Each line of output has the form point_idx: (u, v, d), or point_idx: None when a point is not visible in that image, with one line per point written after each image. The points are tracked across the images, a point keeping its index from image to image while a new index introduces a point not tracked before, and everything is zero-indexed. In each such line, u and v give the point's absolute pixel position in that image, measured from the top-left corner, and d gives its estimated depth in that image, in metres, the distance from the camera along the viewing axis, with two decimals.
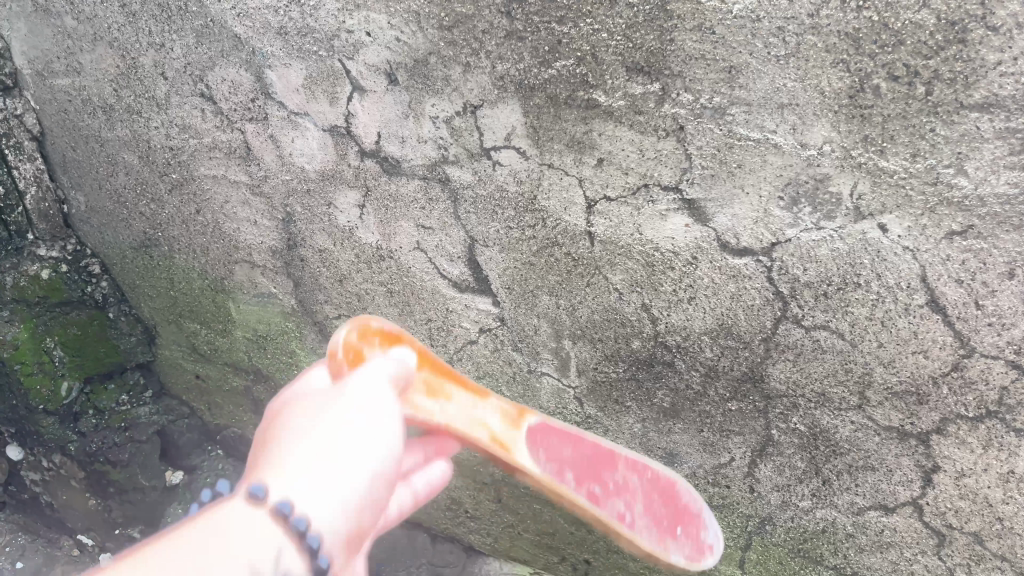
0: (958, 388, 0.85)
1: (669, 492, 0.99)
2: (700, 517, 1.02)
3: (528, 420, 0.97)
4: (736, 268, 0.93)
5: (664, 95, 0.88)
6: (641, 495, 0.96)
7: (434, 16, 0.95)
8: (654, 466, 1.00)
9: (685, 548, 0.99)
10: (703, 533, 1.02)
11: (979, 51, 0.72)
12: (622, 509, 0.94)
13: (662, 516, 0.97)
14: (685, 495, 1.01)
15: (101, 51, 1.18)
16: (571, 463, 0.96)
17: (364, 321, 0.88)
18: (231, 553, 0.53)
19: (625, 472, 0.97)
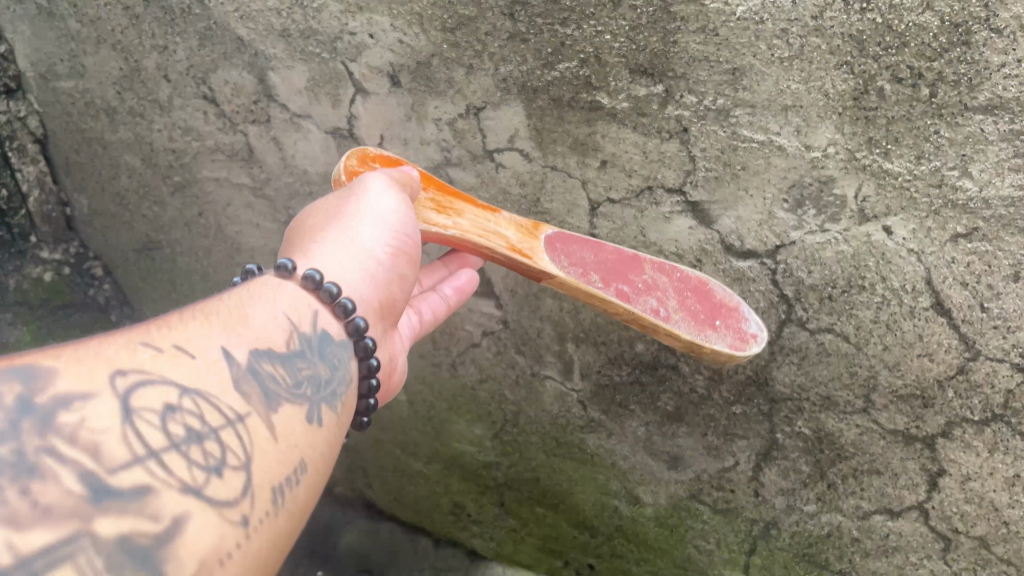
0: (963, 391, 0.85)
1: (700, 291, 0.90)
2: (740, 312, 0.89)
3: (543, 230, 0.92)
4: (740, 271, 0.92)
5: (667, 96, 0.88)
6: (669, 293, 0.90)
7: (437, 17, 0.95)
8: (682, 264, 0.92)
9: (724, 335, 0.88)
10: (743, 324, 0.89)
11: (984, 53, 0.73)
12: (651, 305, 0.89)
13: (696, 312, 0.89)
14: (718, 293, 0.90)
15: (104, 54, 1.18)
16: (592, 266, 0.91)
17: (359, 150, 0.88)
18: (233, 316, 0.57)
19: (651, 274, 0.91)
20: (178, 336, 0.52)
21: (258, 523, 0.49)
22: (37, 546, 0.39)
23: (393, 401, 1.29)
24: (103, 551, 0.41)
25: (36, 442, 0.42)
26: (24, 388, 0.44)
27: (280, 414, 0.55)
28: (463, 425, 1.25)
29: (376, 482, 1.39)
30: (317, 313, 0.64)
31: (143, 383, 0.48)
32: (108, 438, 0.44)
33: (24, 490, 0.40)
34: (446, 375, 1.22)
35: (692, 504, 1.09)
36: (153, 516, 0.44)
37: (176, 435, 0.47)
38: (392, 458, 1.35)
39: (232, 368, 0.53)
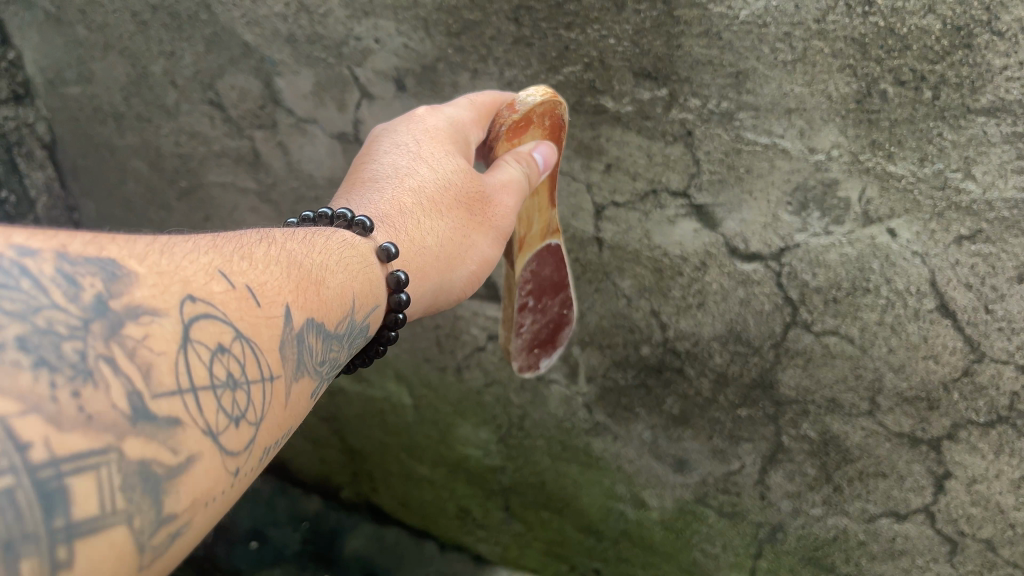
0: (968, 393, 0.85)
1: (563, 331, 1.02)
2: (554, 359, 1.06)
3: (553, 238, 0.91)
4: (745, 273, 0.93)
5: (671, 100, 0.88)
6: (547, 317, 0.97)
7: (442, 22, 0.96)
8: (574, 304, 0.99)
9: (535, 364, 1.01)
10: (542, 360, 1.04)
11: (985, 56, 0.72)
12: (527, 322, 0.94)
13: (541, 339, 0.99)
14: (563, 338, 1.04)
15: (112, 59, 1.18)
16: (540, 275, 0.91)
17: (555, 106, 0.80)
18: (297, 275, 0.50)
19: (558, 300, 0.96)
20: (251, 278, 0.45)
21: (241, 493, 0.40)
22: (74, 448, 0.30)
23: (400, 406, 1.30)
24: (126, 474, 0.32)
25: (98, 343, 0.33)
26: (99, 285, 0.35)
27: (301, 388, 0.46)
28: (468, 429, 1.25)
29: (382, 487, 1.39)
30: (376, 306, 0.60)
31: (211, 317, 0.39)
32: (166, 361, 0.35)
33: (77, 386, 0.31)
34: (451, 379, 1.23)
35: (697, 508, 1.09)
36: (175, 452, 0.34)
37: (221, 375, 0.38)
38: (398, 462, 1.35)
39: (289, 328, 0.45)
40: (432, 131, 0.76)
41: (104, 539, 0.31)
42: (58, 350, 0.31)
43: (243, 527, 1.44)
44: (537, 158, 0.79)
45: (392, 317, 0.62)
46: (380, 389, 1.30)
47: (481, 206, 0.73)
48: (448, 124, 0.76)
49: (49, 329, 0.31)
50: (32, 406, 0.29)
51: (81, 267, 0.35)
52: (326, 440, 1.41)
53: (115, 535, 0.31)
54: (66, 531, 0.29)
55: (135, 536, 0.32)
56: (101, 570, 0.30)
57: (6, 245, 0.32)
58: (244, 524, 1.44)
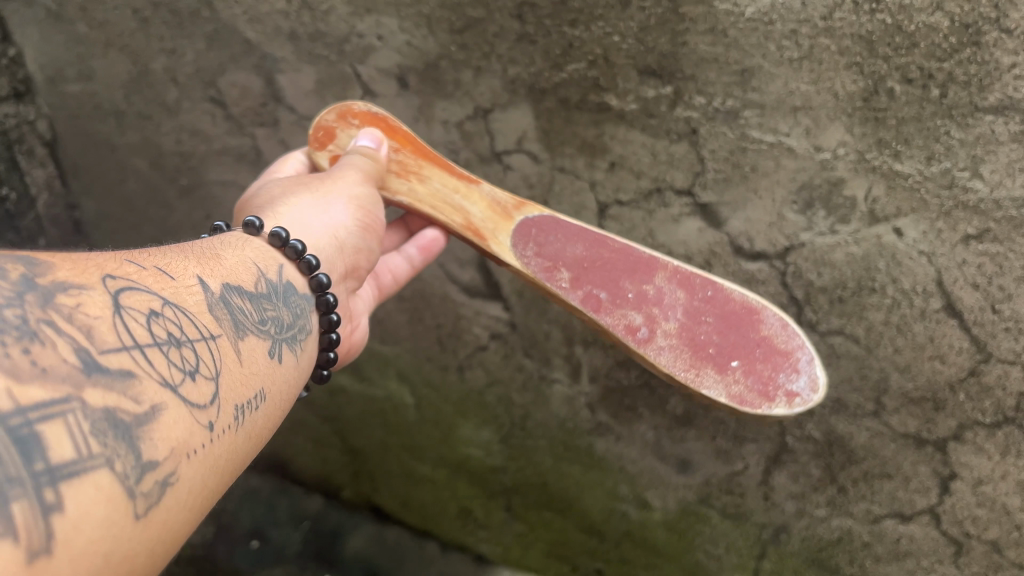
0: (975, 394, 0.85)
1: (748, 322, 0.81)
2: (809, 361, 0.79)
3: (525, 211, 0.85)
4: (749, 273, 0.91)
5: (676, 98, 0.87)
6: (682, 311, 0.81)
7: (444, 19, 0.95)
8: (717, 282, 0.82)
9: (735, 382, 0.79)
10: (784, 377, 0.79)
11: (994, 53, 0.74)
12: (633, 319, 0.81)
13: (712, 344, 0.80)
14: (775, 332, 0.80)
15: (113, 57, 1.18)
16: (571, 260, 0.83)
17: (346, 107, 0.89)
18: (197, 256, 0.57)
19: (669, 285, 0.82)
20: (157, 261, 0.51)
21: (222, 436, 0.47)
22: (37, 399, 0.35)
23: (401, 406, 1.29)
24: (94, 418, 0.37)
25: (36, 309, 0.38)
26: (22, 267, 0.40)
27: (243, 343, 0.53)
28: (470, 430, 1.24)
29: (384, 488, 1.38)
30: (282, 266, 0.67)
31: (129, 287, 0.45)
32: (101, 323, 0.41)
33: (25, 345, 0.36)
34: (454, 379, 1.23)
35: (701, 509, 1.08)
36: (137, 400, 0.40)
37: (159, 333, 0.44)
38: (399, 462, 1.34)
39: (207, 293, 0.52)
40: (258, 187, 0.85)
41: (90, 481, 0.36)
42: (1, 315, 0.36)
43: (244, 527, 1.42)
44: (359, 140, 0.85)
45: (315, 281, 0.69)
46: (382, 388, 1.30)
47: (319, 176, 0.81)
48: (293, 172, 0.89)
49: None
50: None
51: (0, 256, 0.40)
52: (326, 440, 1.41)
53: (98, 475, 0.36)
54: (47, 473, 0.34)
55: (119, 477, 0.38)
56: (92, 506, 0.36)
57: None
58: (245, 524, 1.43)
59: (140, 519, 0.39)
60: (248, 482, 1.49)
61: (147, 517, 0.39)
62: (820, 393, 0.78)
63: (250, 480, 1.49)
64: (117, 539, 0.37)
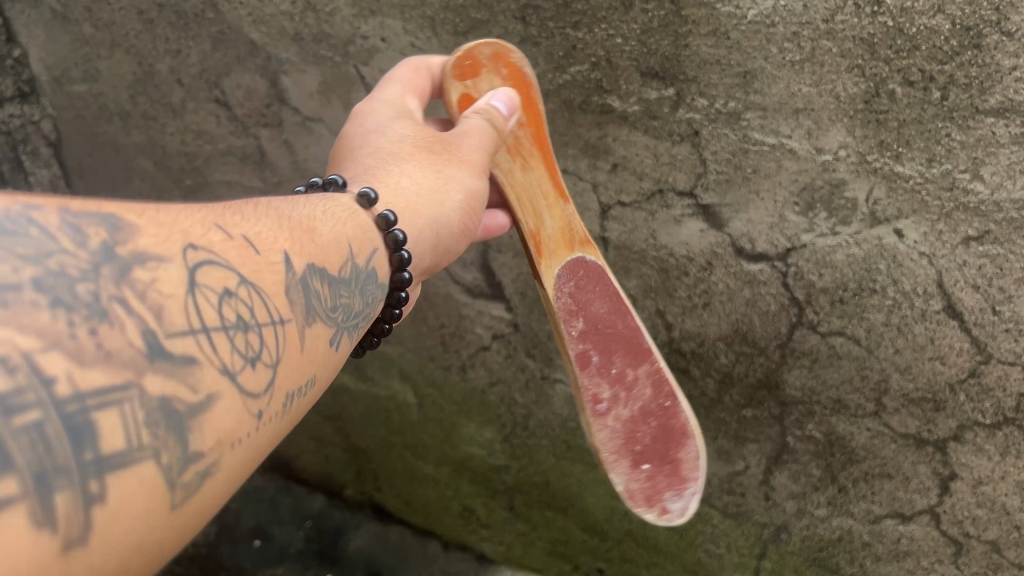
0: (975, 394, 0.85)
1: (677, 442, 0.87)
2: (694, 492, 0.88)
3: (585, 250, 0.89)
4: (751, 274, 0.92)
5: (679, 99, 0.88)
6: (638, 405, 0.87)
7: (449, 21, 0.95)
8: (680, 400, 0.88)
9: (636, 480, 0.87)
10: (671, 493, 0.87)
11: (995, 56, 0.73)
12: (598, 391, 0.87)
13: (640, 444, 0.87)
14: (688, 459, 0.88)
15: (118, 58, 1.18)
16: (591, 315, 0.88)
17: (507, 53, 0.83)
18: (291, 226, 0.54)
19: (646, 379, 0.88)
20: (244, 230, 0.49)
21: (270, 424, 0.45)
22: (97, 384, 0.34)
23: (404, 405, 1.29)
24: (149, 406, 0.36)
25: (109, 285, 0.37)
26: (104, 235, 0.38)
27: (310, 329, 0.51)
28: (472, 429, 1.25)
29: (386, 486, 1.39)
30: (375, 250, 0.65)
31: (209, 263, 0.43)
32: (172, 304, 0.39)
33: (93, 326, 0.35)
34: (456, 378, 1.23)
35: (702, 508, 1.08)
36: (193, 388, 0.39)
37: (229, 316, 0.42)
38: (402, 461, 1.34)
39: (289, 273, 0.49)
40: (376, 111, 0.82)
41: (134, 472, 0.35)
42: (73, 292, 0.35)
43: (247, 525, 1.43)
44: (494, 100, 0.80)
45: (398, 277, 0.68)
46: (384, 388, 1.30)
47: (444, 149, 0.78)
48: (416, 91, 0.84)
49: (61, 272, 0.35)
50: (54, 344, 0.33)
51: (84, 219, 0.38)
52: (329, 439, 1.41)
53: (142, 467, 0.35)
54: (95, 463, 0.33)
55: (163, 468, 0.36)
56: (132, 498, 0.35)
57: (14, 202, 0.36)
58: (247, 522, 1.44)
59: (177, 507, 0.38)
60: (251, 480, 1.50)
61: (184, 507, 0.38)
62: (683, 520, 0.87)
63: (254, 478, 1.50)
64: (152, 528, 0.36)
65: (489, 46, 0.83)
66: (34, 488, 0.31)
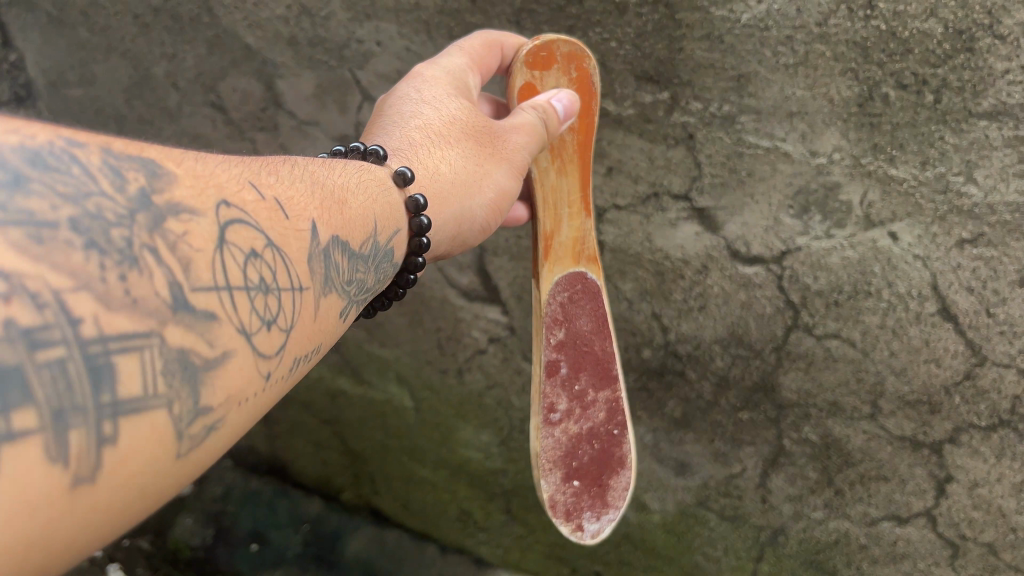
0: (971, 397, 0.85)
1: (611, 470, 0.88)
2: (610, 518, 0.89)
3: (588, 268, 0.91)
4: (746, 276, 0.93)
5: (673, 103, 0.88)
6: (588, 425, 0.88)
7: (444, 25, 0.95)
8: (629, 431, 0.90)
9: (562, 493, 0.87)
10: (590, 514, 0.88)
11: (987, 60, 0.73)
12: (556, 402, 0.87)
13: (577, 461, 0.87)
14: (616, 487, 0.89)
15: (114, 62, 1.18)
16: (573, 329, 0.89)
17: (580, 56, 0.84)
18: (321, 196, 0.53)
19: (604, 403, 0.89)
20: (275, 193, 0.47)
21: (276, 388, 0.42)
22: (120, 328, 0.31)
23: (401, 408, 1.30)
24: (169, 357, 0.33)
25: (143, 232, 0.34)
26: (141, 179, 0.36)
27: (324, 299, 0.48)
28: (469, 432, 1.25)
29: (384, 489, 1.38)
30: (399, 231, 0.64)
31: (241, 221, 0.40)
32: (203, 257, 0.36)
33: (123, 269, 0.32)
34: (453, 382, 1.23)
35: (699, 511, 1.08)
36: (213, 344, 0.36)
37: (254, 277, 0.39)
38: (400, 464, 1.34)
39: (314, 242, 0.47)
40: (432, 79, 0.80)
41: (145, 421, 0.32)
42: (107, 235, 0.33)
43: (244, 529, 1.44)
44: (556, 100, 0.80)
45: (412, 260, 0.67)
46: (381, 391, 1.30)
47: (491, 141, 0.78)
48: (478, 64, 0.83)
49: (97, 214, 0.33)
50: (82, 285, 0.30)
51: (124, 161, 0.36)
52: (327, 442, 1.41)
53: (156, 416, 0.33)
54: (111, 406, 0.31)
55: (175, 420, 0.34)
56: (140, 448, 0.32)
57: (55, 135, 0.34)
58: (245, 526, 1.44)
59: (181, 460, 0.35)
60: (249, 484, 1.50)
61: (189, 459, 0.35)
62: (593, 541, 0.89)
63: (251, 481, 1.50)
64: (152, 480, 0.34)
65: (568, 44, 0.83)
66: (46, 424, 0.29)
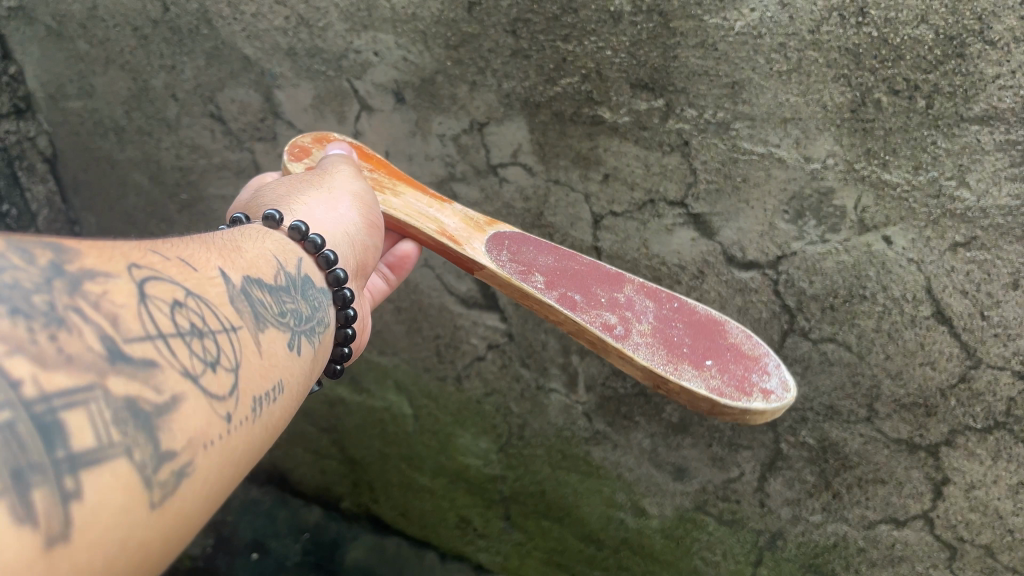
0: (966, 399, 0.86)
1: (714, 332, 0.82)
2: (777, 365, 0.79)
3: (496, 229, 0.89)
4: (742, 281, 0.93)
5: (668, 110, 0.89)
6: (653, 317, 0.82)
7: (440, 35, 0.96)
8: (682, 299, 0.85)
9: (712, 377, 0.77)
10: (757, 376, 0.78)
11: (978, 65, 0.74)
12: (608, 317, 0.80)
13: (686, 345, 0.80)
14: (740, 341, 0.81)
15: (113, 74, 1.19)
16: (544, 267, 0.85)
17: (324, 136, 0.96)
18: (221, 247, 0.57)
19: (637, 296, 0.84)
20: (180, 251, 0.52)
21: (241, 426, 0.46)
22: (59, 387, 0.36)
23: (400, 416, 1.30)
24: (115, 406, 0.38)
25: (63, 296, 0.39)
26: (52, 252, 0.40)
27: (264, 335, 0.53)
28: (468, 439, 1.25)
29: (382, 498, 1.39)
30: (301, 259, 0.67)
31: (155, 277, 0.45)
32: (126, 312, 0.41)
33: (51, 332, 0.37)
34: (451, 389, 1.24)
35: (698, 516, 1.09)
36: (158, 389, 0.40)
37: (182, 324, 0.44)
38: (398, 472, 1.35)
39: (229, 285, 0.52)
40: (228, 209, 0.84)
41: (106, 470, 0.36)
42: (28, 301, 0.37)
43: (245, 538, 1.45)
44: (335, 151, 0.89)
45: (331, 276, 0.69)
46: (380, 400, 1.31)
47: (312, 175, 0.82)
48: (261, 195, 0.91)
49: (15, 285, 0.37)
50: (15, 349, 0.35)
51: (33, 243, 0.41)
52: (325, 451, 1.41)
53: (117, 463, 0.37)
54: (68, 460, 0.35)
55: (137, 466, 0.38)
56: (109, 494, 0.36)
57: None
58: (245, 535, 1.45)
59: (157, 507, 0.39)
60: (248, 493, 1.50)
61: (164, 506, 0.40)
62: (791, 389, 0.77)
63: (250, 491, 1.51)
64: (132, 524, 0.38)
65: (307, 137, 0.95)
66: (9, 485, 0.33)
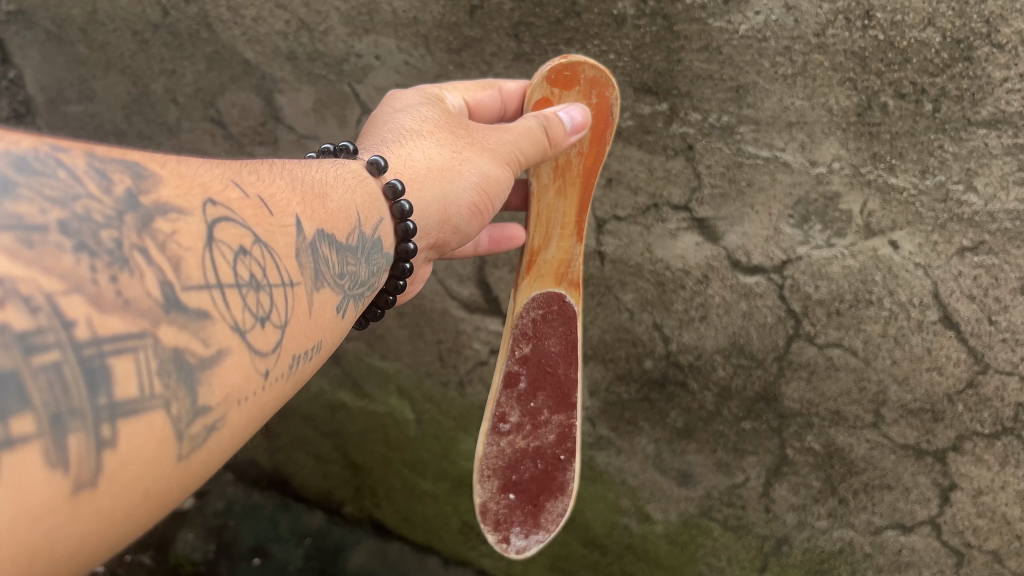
0: (973, 405, 0.85)
1: (549, 491, 0.92)
2: (535, 539, 0.93)
3: (568, 292, 0.90)
4: (747, 286, 0.92)
5: (672, 114, 0.88)
6: (534, 444, 0.91)
7: (442, 39, 0.96)
8: (575, 459, 0.92)
9: (497, 502, 0.92)
10: (518, 531, 0.93)
11: (986, 68, 0.73)
12: (508, 412, 0.90)
13: (517, 475, 0.91)
14: (552, 511, 0.93)
15: (113, 79, 1.19)
16: (540, 345, 0.90)
17: (604, 84, 0.80)
18: (304, 190, 0.55)
19: (554, 426, 0.92)
20: (261, 190, 0.49)
21: (273, 384, 0.44)
22: (113, 331, 0.33)
23: (403, 420, 1.29)
24: (162, 356, 0.35)
25: (132, 233, 0.36)
26: (128, 179, 0.37)
27: (315, 294, 0.51)
28: (471, 444, 1.24)
29: (385, 503, 1.38)
30: (381, 220, 0.65)
31: (227, 220, 0.42)
32: (192, 256, 0.38)
33: (114, 271, 0.34)
34: (453, 394, 1.23)
35: (702, 521, 1.08)
36: (206, 341, 0.37)
37: (244, 274, 0.41)
38: (401, 477, 1.34)
39: (300, 237, 0.50)
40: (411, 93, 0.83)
41: (143, 423, 0.34)
42: (96, 237, 0.34)
43: (247, 544, 1.44)
44: (562, 114, 0.77)
45: (403, 247, 0.68)
46: (383, 404, 1.30)
47: (468, 134, 0.78)
48: (469, 102, 0.84)
49: (86, 216, 0.34)
50: (74, 287, 0.32)
51: (110, 163, 0.37)
52: (328, 455, 1.41)
53: (154, 416, 0.34)
54: (108, 408, 0.32)
55: (173, 420, 0.35)
56: (142, 446, 0.34)
57: (41, 141, 0.35)
58: (248, 541, 1.44)
59: (182, 460, 0.37)
60: (250, 498, 1.50)
61: (190, 460, 0.37)
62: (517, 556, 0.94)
63: (252, 495, 1.50)
64: (155, 478, 0.35)
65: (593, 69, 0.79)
66: (45, 429, 0.30)
